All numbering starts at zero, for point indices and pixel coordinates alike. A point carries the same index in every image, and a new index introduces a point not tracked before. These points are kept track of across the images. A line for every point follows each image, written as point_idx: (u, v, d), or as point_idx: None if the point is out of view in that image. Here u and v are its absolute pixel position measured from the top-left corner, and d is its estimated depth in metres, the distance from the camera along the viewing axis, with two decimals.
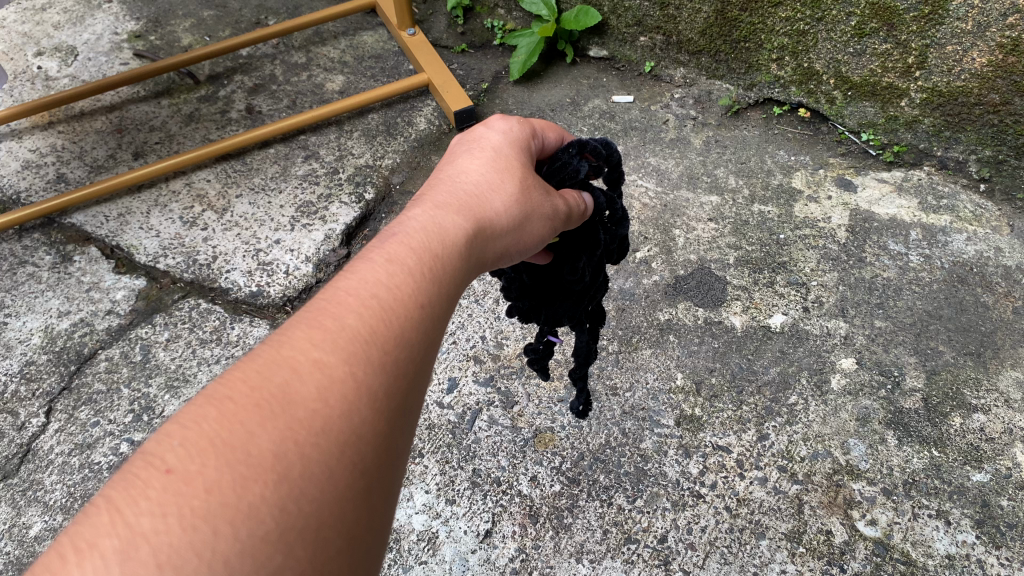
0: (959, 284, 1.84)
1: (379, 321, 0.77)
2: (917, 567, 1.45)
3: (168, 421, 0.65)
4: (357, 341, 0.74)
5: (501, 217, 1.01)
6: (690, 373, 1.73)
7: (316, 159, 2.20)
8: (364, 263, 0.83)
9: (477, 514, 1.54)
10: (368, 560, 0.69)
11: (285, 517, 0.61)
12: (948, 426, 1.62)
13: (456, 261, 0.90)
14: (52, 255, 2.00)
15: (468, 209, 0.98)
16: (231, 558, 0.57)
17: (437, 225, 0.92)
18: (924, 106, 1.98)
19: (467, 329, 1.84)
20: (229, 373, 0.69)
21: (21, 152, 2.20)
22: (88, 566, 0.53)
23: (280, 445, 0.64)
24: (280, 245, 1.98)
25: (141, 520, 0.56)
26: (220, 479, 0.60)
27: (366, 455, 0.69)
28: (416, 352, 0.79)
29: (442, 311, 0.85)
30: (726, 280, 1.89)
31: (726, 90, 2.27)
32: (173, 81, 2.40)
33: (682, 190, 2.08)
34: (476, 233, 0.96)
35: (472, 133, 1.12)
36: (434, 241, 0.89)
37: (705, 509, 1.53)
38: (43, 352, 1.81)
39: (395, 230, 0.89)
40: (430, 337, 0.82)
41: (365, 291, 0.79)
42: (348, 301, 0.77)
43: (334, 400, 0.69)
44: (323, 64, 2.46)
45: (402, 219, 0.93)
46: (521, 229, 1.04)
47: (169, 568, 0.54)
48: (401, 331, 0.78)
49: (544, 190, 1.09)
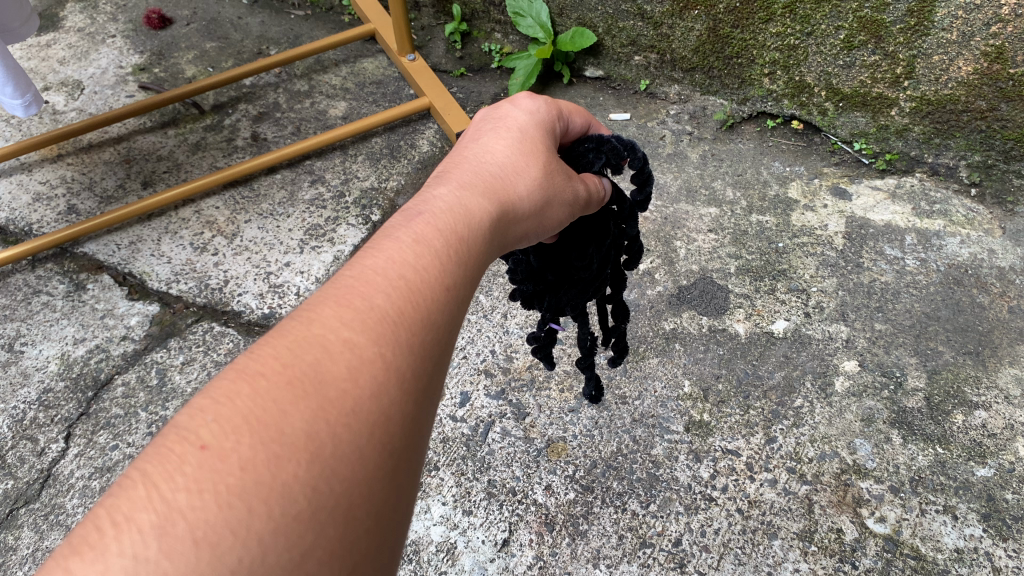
0: (955, 285, 1.89)
1: (406, 304, 0.78)
2: (927, 561, 1.48)
3: (198, 395, 0.65)
4: (385, 323, 0.74)
5: (523, 200, 1.04)
6: (697, 380, 1.77)
7: (322, 183, 2.24)
8: (390, 243, 0.84)
9: (493, 523, 1.57)
10: (393, 539, 0.70)
11: (318, 497, 0.61)
12: (951, 424, 1.66)
13: (476, 246, 0.91)
14: (65, 284, 2.03)
15: (490, 192, 1.00)
16: (266, 537, 0.57)
17: (458, 210, 0.93)
18: (913, 115, 2.04)
19: (477, 343, 1.88)
20: (260, 349, 0.69)
21: (31, 185, 2.24)
22: (125, 541, 0.53)
23: (313, 425, 0.64)
24: (290, 268, 2.03)
25: (178, 496, 0.56)
26: (254, 457, 0.60)
27: (394, 436, 0.70)
28: (441, 336, 0.80)
29: (464, 298, 0.86)
30: (728, 289, 1.93)
31: (720, 106, 2.33)
32: (179, 111, 2.45)
33: (682, 204, 2.13)
34: (495, 221, 0.97)
35: (497, 111, 1.16)
36: (457, 224, 0.91)
37: (717, 512, 1.56)
38: (60, 379, 1.84)
39: (420, 212, 0.90)
40: (452, 323, 0.83)
41: (393, 273, 0.79)
42: (376, 282, 0.78)
43: (364, 381, 0.69)
44: (325, 91, 2.51)
45: (427, 200, 0.93)
46: (540, 213, 1.08)
47: (206, 546, 0.55)
48: (427, 314, 0.79)
49: (562, 176, 1.12)
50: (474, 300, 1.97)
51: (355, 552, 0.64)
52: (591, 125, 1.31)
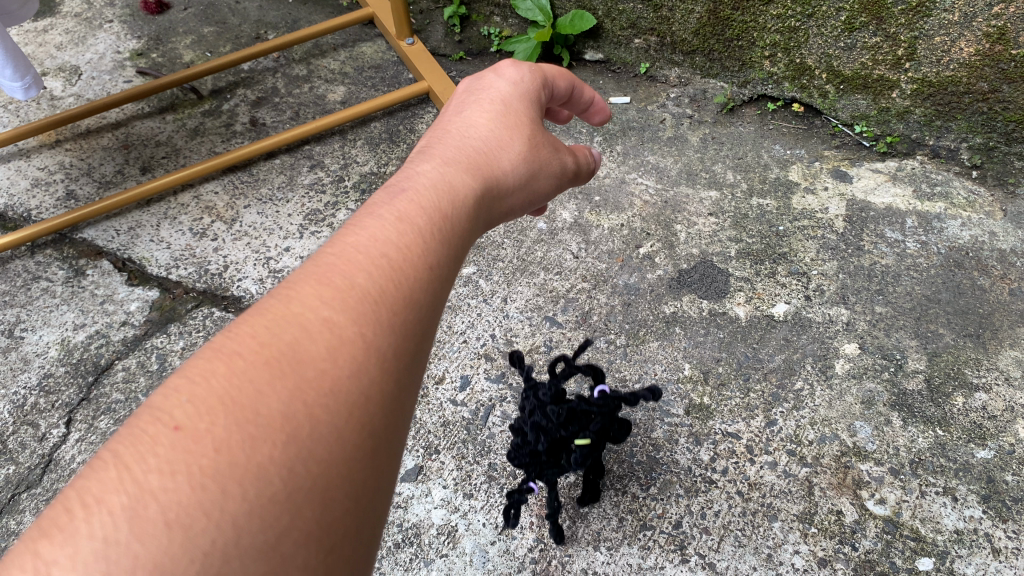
0: (956, 268, 1.88)
1: (387, 283, 0.77)
2: (927, 543, 1.48)
3: (175, 375, 0.66)
4: (364, 303, 0.74)
5: (508, 173, 1.05)
6: (697, 364, 1.77)
7: (321, 168, 2.24)
8: (371, 222, 0.84)
9: (494, 506, 1.58)
10: (376, 518, 0.70)
11: (293, 477, 0.61)
12: (951, 406, 1.66)
13: (459, 225, 0.91)
14: (65, 270, 2.03)
15: (473, 172, 1.00)
16: (239, 518, 0.58)
17: (441, 190, 0.93)
18: (914, 97, 2.03)
19: (477, 328, 1.87)
20: (237, 329, 0.70)
21: (29, 171, 2.24)
22: (96, 523, 0.54)
23: (290, 406, 0.64)
24: (290, 253, 2.02)
25: (150, 478, 0.56)
26: (229, 438, 0.61)
27: (373, 415, 0.70)
28: (423, 315, 0.79)
29: (448, 277, 0.86)
30: (728, 273, 1.93)
31: (720, 89, 2.32)
32: (177, 97, 2.45)
33: (682, 187, 2.13)
34: (477, 201, 0.97)
35: (481, 86, 1.16)
36: (440, 203, 0.90)
37: (717, 494, 1.57)
38: (60, 365, 1.84)
39: (401, 192, 0.90)
40: (435, 302, 0.82)
41: (374, 253, 0.79)
42: (356, 261, 0.78)
43: (342, 360, 0.69)
44: (323, 76, 2.50)
45: (411, 177, 0.94)
46: (523, 187, 1.09)
47: (177, 527, 0.55)
48: (408, 292, 0.79)
49: (547, 147, 1.13)
50: (474, 285, 1.97)
51: (334, 531, 0.64)
52: (575, 90, 1.28)
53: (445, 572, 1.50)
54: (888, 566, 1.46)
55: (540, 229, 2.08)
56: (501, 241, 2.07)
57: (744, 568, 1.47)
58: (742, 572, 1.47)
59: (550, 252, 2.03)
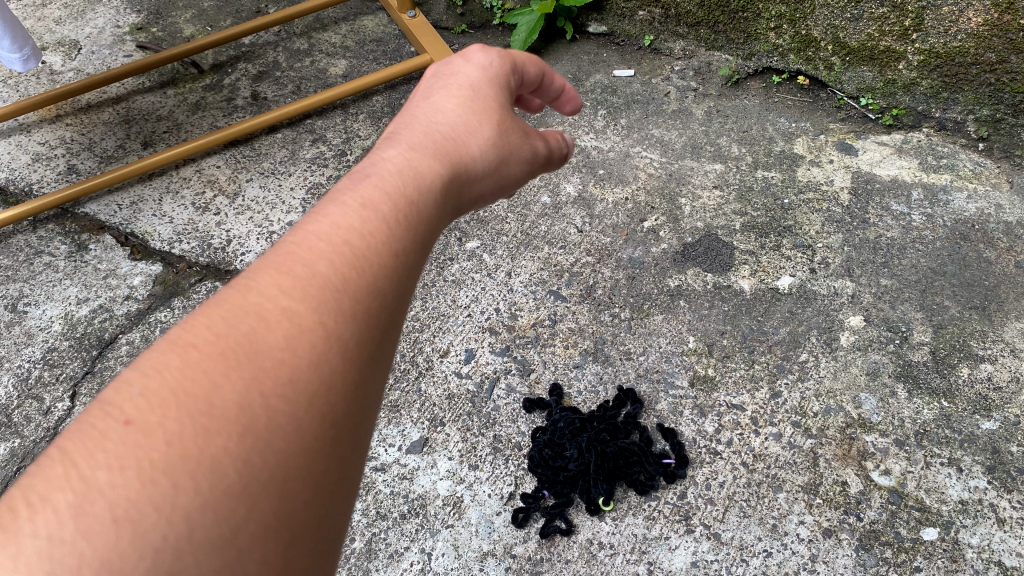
0: (962, 241, 1.88)
1: (352, 267, 0.73)
2: (932, 513, 1.49)
3: (129, 366, 0.62)
4: (327, 288, 0.70)
5: (476, 160, 0.98)
6: (702, 336, 1.77)
7: (323, 142, 2.22)
8: (338, 203, 0.79)
9: (500, 478, 1.58)
10: (338, 509, 0.68)
11: (250, 471, 0.59)
12: (957, 377, 1.66)
13: (430, 207, 0.86)
14: (67, 245, 2.02)
15: (446, 154, 0.95)
16: (193, 514, 0.55)
17: (411, 171, 0.88)
18: (921, 68, 2.01)
19: (481, 302, 1.87)
20: (193, 318, 0.66)
21: (30, 146, 2.22)
22: (40, 522, 0.51)
23: (245, 396, 0.61)
24: (293, 227, 2.02)
25: (96, 475, 0.54)
26: (183, 430, 0.57)
27: (336, 405, 0.67)
28: (390, 301, 0.76)
29: (418, 262, 0.82)
30: (733, 246, 1.92)
31: (725, 61, 2.31)
32: (178, 71, 2.43)
33: (687, 160, 2.12)
34: (448, 182, 0.92)
35: (450, 66, 1.09)
36: (410, 185, 0.85)
37: (722, 465, 1.57)
38: (64, 339, 1.84)
39: (368, 173, 0.85)
40: (403, 287, 0.79)
41: (340, 236, 0.75)
42: (320, 244, 0.73)
43: (302, 349, 0.66)
44: (325, 50, 2.48)
45: (378, 159, 0.89)
46: (497, 171, 1.03)
47: (126, 524, 0.52)
48: (375, 277, 0.75)
49: (518, 128, 1.06)
50: (478, 259, 1.96)
51: (293, 526, 0.61)
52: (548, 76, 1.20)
53: (451, 542, 1.50)
54: (893, 536, 1.47)
55: (543, 203, 2.07)
56: (504, 215, 2.06)
57: (749, 538, 1.48)
58: (747, 542, 1.47)
59: (554, 226, 2.02)
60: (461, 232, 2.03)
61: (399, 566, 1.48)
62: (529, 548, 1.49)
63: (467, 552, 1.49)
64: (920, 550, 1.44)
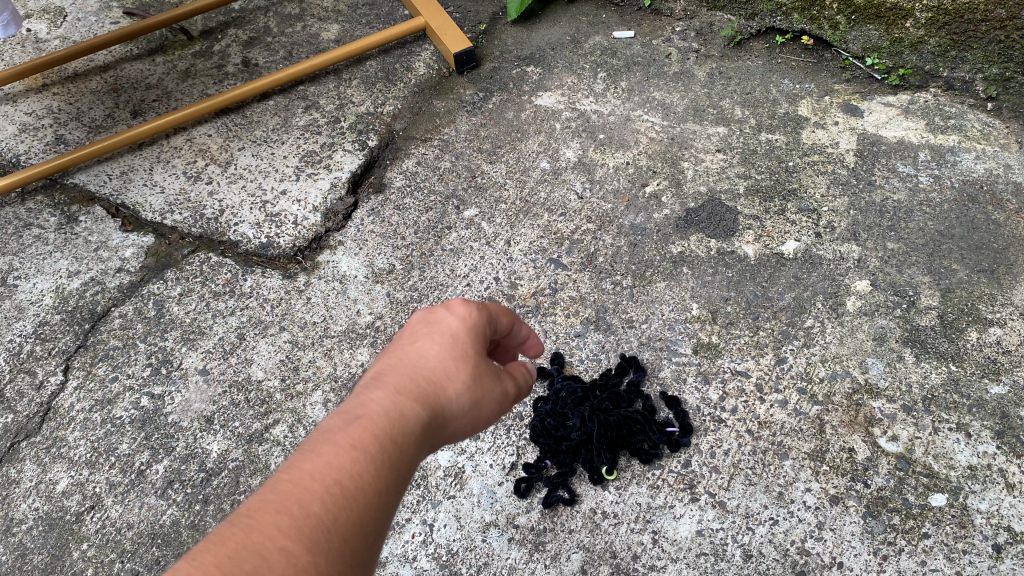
0: (970, 202, 1.84)
1: (342, 510, 0.70)
2: (940, 479, 1.46)
3: None
4: (319, 534, 0.67)
5: (454, 404, 0.88)
6: (705, 303, 1.73)
7: (316, 109, 2.18)
8: (327, 442, 0.75)
9: (501, 448, 1.56)
10: None
11: None
12: (965, 341, 1.63)
13: (413, 455, 0.80)
14: (57, 217, 1.98)
15: (423, 395, 0.85)
16: None
17: (397, 418, 0.80)
18: (929, 26, 1.96)
19: (480, 271, 1.83)
20: (183, 562, 0.62)
21: (17, 116, 2.17)
22: None
23: None
24: (286, 196, 1.98)
25: None
26: None
27: None
28: (370, 544, 0.72)
29: (399, 501, 0.77)
30: (736, 211, 1.89)
31: (727, 22, 2.28)
32: (167, 38, 2.37)
33: (689, 124, 2.08)
34: (429, 433, 0.84)
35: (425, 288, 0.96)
36: (397, 432, 0.79)
37: (727, 433, 1.55)
38: (55, 313, 1.80)
39: (355, 415, 0.78)
40: (382, 528, 0.74)
41: (330, 477, 0.71)
42: (314, 486, 0.70)
43: None
44: (317, 14, 2.42)
45: (359, 400, 0.81)
46: (473, 421, 0.92)
47: None
48: (360, 522, 0.71)
49: (497, 386, 0.94)
50: (476, 227, 1.92)
51: None
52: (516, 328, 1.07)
53: (453, 513, 1.48)
54: (900, 502, 1.44)
55: (543, 169, 2.03)
56: (503, 181, 2.01)
57: (754, 506, 1.45)
58: (753, 510, 1.45)
59: (553, 192, 1.98)
60: (458, 200, 1.98)
61: (401, 538, 1.46)
62: (532, 518, 1.47)
63: (469, 523, 1.47)
64: (928, 516, 1.42)
